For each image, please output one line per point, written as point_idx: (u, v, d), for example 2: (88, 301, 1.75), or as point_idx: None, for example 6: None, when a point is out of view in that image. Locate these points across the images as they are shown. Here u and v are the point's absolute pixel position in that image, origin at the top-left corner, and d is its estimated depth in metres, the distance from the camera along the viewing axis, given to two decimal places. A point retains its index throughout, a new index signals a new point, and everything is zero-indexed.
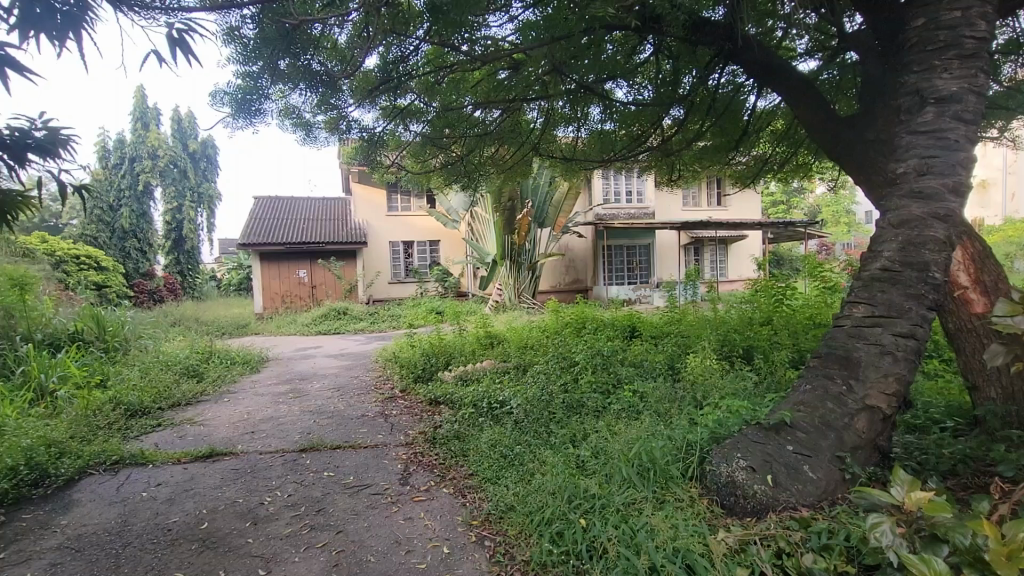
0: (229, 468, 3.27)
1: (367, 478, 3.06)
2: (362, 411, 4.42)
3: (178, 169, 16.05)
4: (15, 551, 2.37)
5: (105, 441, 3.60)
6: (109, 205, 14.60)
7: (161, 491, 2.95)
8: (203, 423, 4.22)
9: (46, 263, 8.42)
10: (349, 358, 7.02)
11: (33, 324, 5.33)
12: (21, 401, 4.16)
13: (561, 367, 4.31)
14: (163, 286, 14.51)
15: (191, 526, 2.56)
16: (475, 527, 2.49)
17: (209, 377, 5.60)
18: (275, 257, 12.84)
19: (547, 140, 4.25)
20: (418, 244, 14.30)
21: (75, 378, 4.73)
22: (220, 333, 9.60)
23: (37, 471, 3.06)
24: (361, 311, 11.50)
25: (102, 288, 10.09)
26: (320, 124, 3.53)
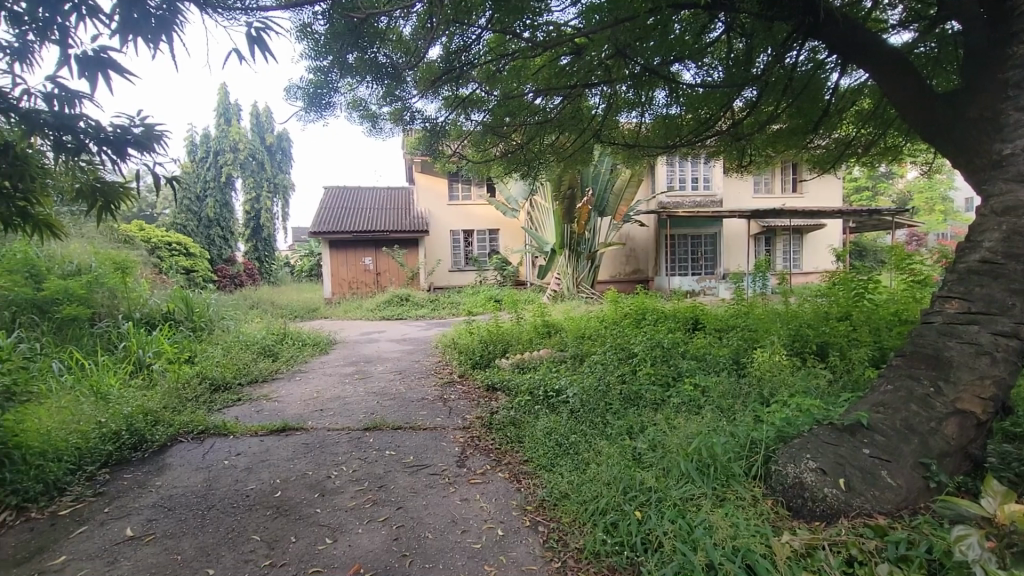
0: (300, 442, 3.49)
1: (426, 458, 3.17)
2: (422, 394, 4.57)
3: (255, 161, 17.09)
4: (118, 506, 2.66)
5: (193, 412, 3.94)
6: (197, 196, 15.82)
7: (240, 460, 3.20)
8: (276, 399, 4.52)
9: (144, 249, 9.24)
10: (411, 343, 7.26)
11: (133, 304, 5.89)
12: (123, 373, 4.63)
13: (619, 358, 4.24)
14: (243, 271, 15.62)
15: (267, 494, 2.76)
16: (530, 513, 2.51)
17: (283, 357, 5.97)
18: (342, 245, 13.44)
19: (609, 127, 4.15)
20: (478, 233, 14.48)
21: (168, 354, 5.20)
22: (293, 317, 10.20)
23: (136, 436, 3.40)
24: (422, 298, 11.83)
25: (191, 272, 10.97)
26: (385, 115, 3.65)
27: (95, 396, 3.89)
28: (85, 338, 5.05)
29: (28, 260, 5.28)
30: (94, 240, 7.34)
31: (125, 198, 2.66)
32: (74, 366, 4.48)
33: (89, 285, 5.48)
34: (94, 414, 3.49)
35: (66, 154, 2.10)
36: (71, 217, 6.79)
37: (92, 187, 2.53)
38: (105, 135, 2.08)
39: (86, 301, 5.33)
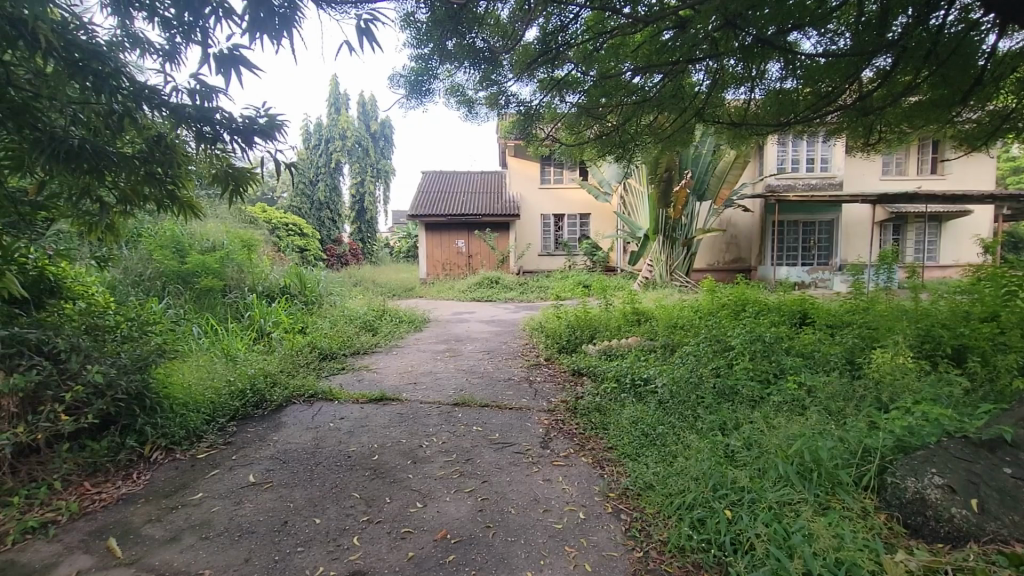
0: (395, 411, 3.73)
1: (511, 437, 3.25)
2: (509, 374, 4.69)
3: (361, 147, 18.20)
4: (243, 455, 3.03)
5: (305, 377, 4.37)
6: (310, 181, 17.25)
7: (343, 424, 3.49)
8: (375, 370, 4.86)
9: (266, 229, 10.27)
10: (499, 324, 7.44)
11: (257, 278, 6.59)
12: (248, 339, 5.21)
13: (713, 350, 4.04)
14: (349, 251, 16.88)
15: (365, 456, 2.99)
16: (612, 500, 2.49)
17: (382, 332, 6.38)
18: (437, 228, 13.99)
19: (713, 105, 3.91)
20: (569, 218, 14.37)
21: (284, 323, 5.78)
22: (392, 295, 10.86)
23: (258, 395, 3.83)
24: (512, 281, 12.02)
25: (304, 251, 12.03)
26: (482, 100, 3.72)
27: (226, 358, 4.43)
28: (219, 307, 5.74)
29: (175, 236, 6.07)
30: (227, 220, 8.31)
31: (251, 181, 2.98)
32: (209, 331, 5.13)
33: (222, 259, 6.19)
34: (226, 373, 3.99)
35: (206, 143, 2.47)
36: (208, 200, 7.71)
37: (225, 172, 2.86)
38: (236, 125, 2.43)
39: (220, 274, 6.04)
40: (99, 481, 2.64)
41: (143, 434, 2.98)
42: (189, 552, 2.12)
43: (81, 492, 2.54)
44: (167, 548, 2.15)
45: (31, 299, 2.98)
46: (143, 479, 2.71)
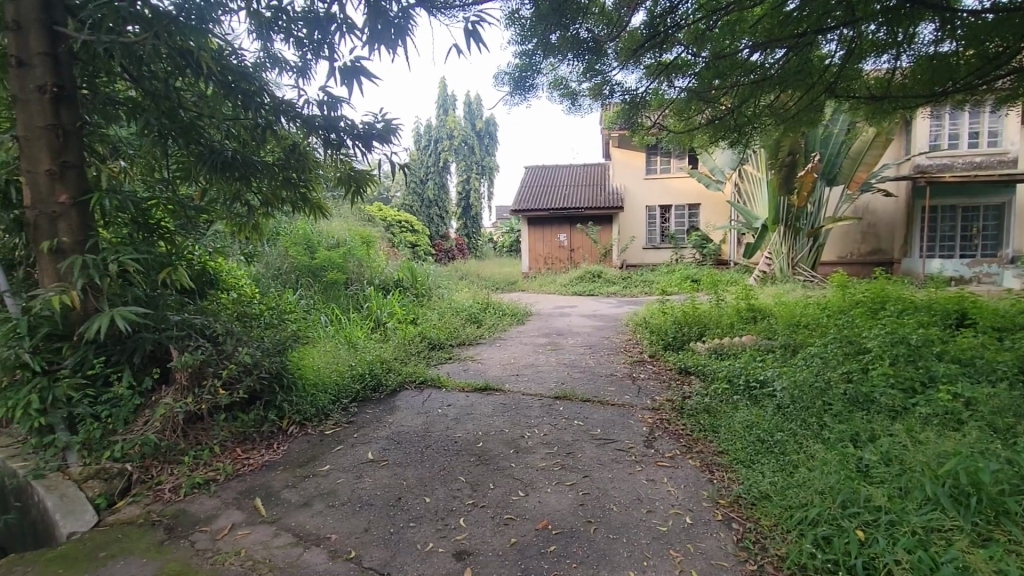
0: (499, 401, 3.83)
1: (613, 433, 3.20)
2: (611, 369, 4.61)
3: (467, 146, 18.83)
4: (363, 433, 3.31)
5: (416, 365, 4.66)
6: (421, 180, 18.27)
7: (450, 411, 3.67)
8: (480, 361, 5.04)
9: (383, 226, 11.08)
10: (601, 319, 7.32)
11: (374, 272, 7.14)
12: (367, 328, 5.67)
13: (844, 352, 3.63)
14: (455, 246, 17.63)
15: (471, 442, 3.12)
16: (722, 507, 2.34)
17: (486, 324, 6.60)
18: (540, 222, 14.11)
19: (848, 78, 3.49)
20: (676, 209, 13.75)
21: (398, 314, 6.20)
22: (495, 288, 11.18)
23: (375, 380, 4.15)
24: (615, 275, 11.77)
25: (415, 246, 12.80)
26: (585, 91, 3.64)
27: (348, 345, 4.86)
28: (342, 298, 6.31)
29: (307, 234, 6.79)
30: (350, 219, 9.10)
31: (370, 182, 3.24)
32: (334, 320, 5.66)
33: (345, 255, 6.78)
34: (348, 358, 4.39)
35: (332, 147, 2.88)
36: (334, 201, 8.50)
37: (348, 175, 3.16)
38: (358, 131, 2.78)
39: (343, 268, 6.64)
40: (248, 448, 3.04)
41: (281, 409, 3.36)
42: (318, 517, 2.36)
43: (234, 457, 2.93)
44: (301, 511, 2.41)
45: (196, 289, 3.44)
46: (282, 449, 3.08)
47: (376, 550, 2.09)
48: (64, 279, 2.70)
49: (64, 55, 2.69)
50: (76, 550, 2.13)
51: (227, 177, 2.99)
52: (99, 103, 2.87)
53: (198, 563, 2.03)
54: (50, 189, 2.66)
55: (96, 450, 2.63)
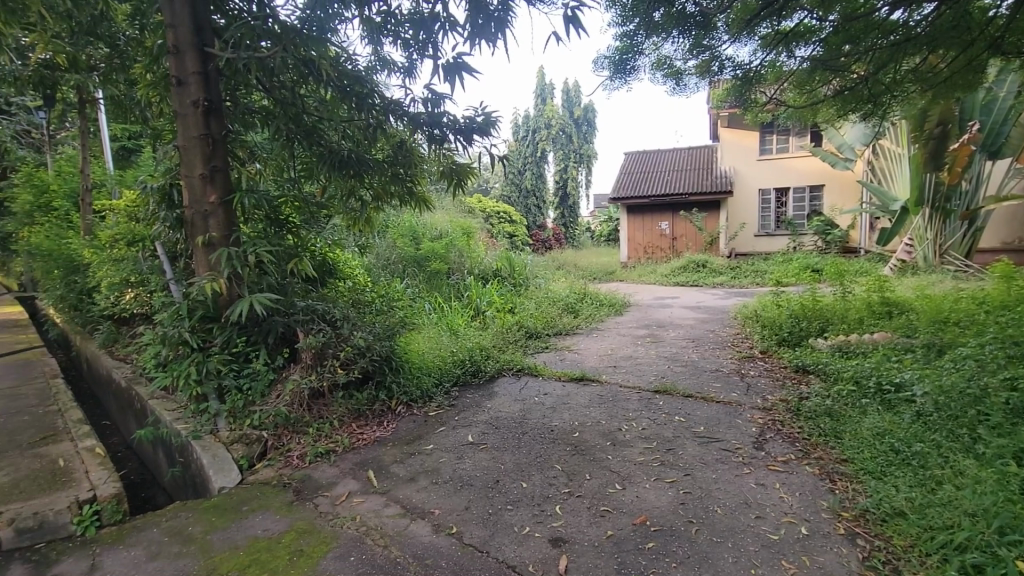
0: (596, 393, 3.79)
1: (719, 432, 3.02)
2: (717, 365, 4.35)
3: (565, 134, 18.70)
4: (464, 417, 3.45)
5: (514, 353, 4.76)
6: (519, 170, 18.51)
7: (547, 399, 3.70)
8: (577, 351, 5.02)
9: (482, 217, 11.41)
10: (706, 311, 6.93)
11: (474, 262, 7.38)
12: (468, 316, 5.89)
13: (1007, 354, 3.10)
14: (553, 236, 17.66)
15: (567, 432, 3.12)
16: (845, 520, 2.11)
17: (583, 314, 6.56)
18: (640, 210, 13.66)
19: (1017, 32, 2.98)
20: (794, 191, 12.58)
21: (496, 303, 6.35)
22: (593, 278, 11.05)
23: (475, 366, 4.30)
24: (722, 265, 11.07)
25: (514, 237, 13.04)
26: (691, 70, 3.44)
27: (450, 332, 5.08)
28: (445, 287, 6.61)
29: (412, 227, 7.18)
30: (451, 211, 9.48)
31: (471, 175, 3.34)
32: (438, 308, 5.94)
33: (447, 246, 7.09)
34: (450, 345, 4.59)
35: (436, 142, 3.06)
36: (437, 194, 8.90)
37: (450, 168, 3.29)
38: (459, 126, 2.95)
39: (445, 258, 6.95)
40: (362, 424, 3.31)
41: (391, 390, 3.59)
42: (423, 492, 2.51)
43: (350, 431, 3.20)
44: (408, 485, 2.58)
45: (319, 278, 3.77)
46: (391, 426, 3.31)
47: (476, 529, 2.18)
48: (215, 269, 3.12)
49: (213, 72, 3.08)
50: (225, 502, 2.46)
51: (344, 175, 3.25)
52: (240, 112, 3.29)
53: (321, 523, 2.25)
54: (203, 190, 3.07)
55: (239, 417, 3.03)
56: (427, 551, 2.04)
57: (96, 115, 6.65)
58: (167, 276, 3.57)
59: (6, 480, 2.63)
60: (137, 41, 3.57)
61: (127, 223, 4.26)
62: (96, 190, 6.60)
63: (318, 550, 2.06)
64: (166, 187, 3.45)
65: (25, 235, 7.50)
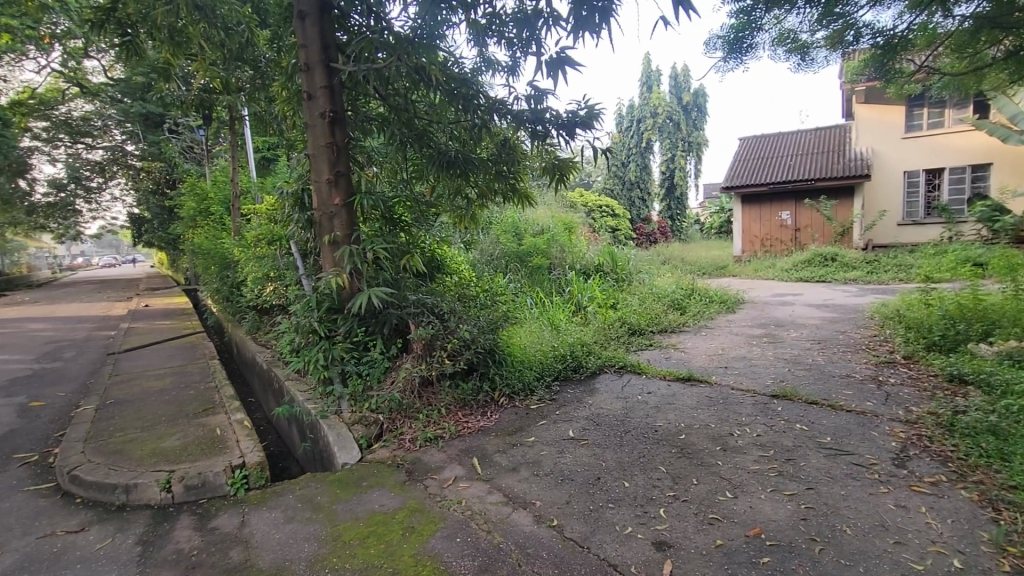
0: (705, 394, 3.59)
1: (850, 445, 2.71)
2: (848, 370, 3.90)
3: (672, 122, 17.90)
4: (566, 412, 3.45)
5: (616, 350, 4.67)
6: (622, 162, 18.12)
7: (651, 398, 3.58)
8: (684, 350, 4.79)
9: (584, 211, 11.31)
10: (834, 310, 6.25)
11: (576, 257, 7.33)
12: (569, 311, 5.88)
13: None
14: (657, 230, 17.05)
15: (672, 433, 3.00)
16: (1011, 556, 1.80)
17: (691, 312, 6.24)
18: (756, 199, 12.68)
19: None
20: (950, 171, 10.93)
21: (598, 299, 6.26)
22: (702, 273, 10.47)
23: (576, 361, 4.29)
24: (856, 258, 9.91)
25: (617, 231, 12.77)
26: (821, 42, 3.18)
27: (552, 327, 5.11)
28: (546, 281, 6.66)
29: (515, 223, 7.32)
30: (553, 206, 9.52)
31: (573, 169, 3.33)
32: (539, 302, 6.00)
33: (549, 241, 7.14)
34: (551, 340, 4.61)
35: (538, 138, 3.10)
36: (539, 189, 8.98)
37: (553, 164, 3.30)
38: (562, 121, 2.97)
39: (547, 254, 7.00)
40: (467, 413, 3.44)
41: (494, 381, 3.70)
42: (525, 483, 2.55)
43: (456, 419, 3.34)
44: (510, 475, 2.64)
45: (428, 272, 3.99)
46: (494, 417, 3.41)
47: (577, 524, 2.17)
48: (338, 265, 3.43)
49: (337, 85, 3.37)
50: (347, 477, 2.70)
51: (451, 175, 3.40)
52: (359, 120, 3.57)
53: (430, 504, 2.39)
54: (329, 194, 3.38)
55: (359, 400, 3.30)
56: (528, 541, 2.07)
57: (243, 129, 7.59)
58: (300, 272, 3.99)
59: (178, 443, 3.12)
60: (274, 61, 4.03)
61: (268, 225, 4.83)
62: (244, 195, 7.55)
63: (427, 529, 2.18)
64: (298, 192, 3.86)
65: (191, 236, 8.79)
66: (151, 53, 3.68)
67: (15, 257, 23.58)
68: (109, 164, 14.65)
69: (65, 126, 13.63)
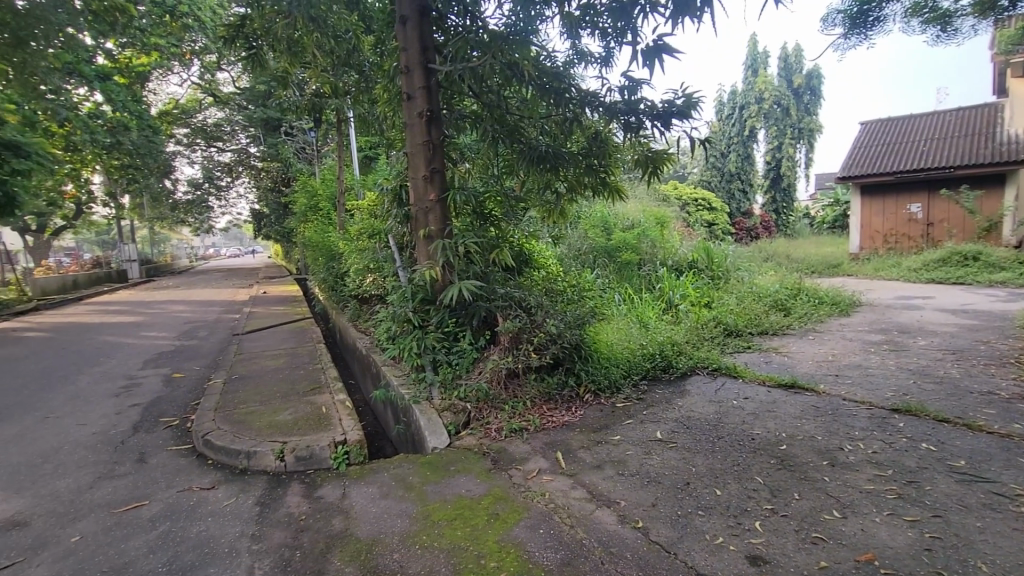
0: (811, 403, 3.31)
1: (990, 471, 2.37)
2: (991, 386, 3.40)
3: (780, 108, 16.63)
4: (653, 412, 3.34)
5: (709, 351, 4.45)
6: (722, 152, 17.18)
7: (748, 404, 3.36)
8: (787, 354, 4.45)
9: (678, 205, 10.85)
10: (975, 317, 5.46)
11: (668, 253, 7.06)
12: (659, 309, 5.69)
13: None
14: (760, 224, 15.96)
15: (771, 443, 2.80)
16: None
17: (796, 314, 5.77)
18: (878, 190, 11.43)
19: None
20: None
21: (691, 297, 5.99)
22: (810, 272, 9.62)
23: (666, 361, 4.14)
24: (1004, 257, 8.59)
25: (713, 225, 12.12)
26: (967, 10, 2.85)
27: (640, 325, 4.97)
28: (636, 278, 6.49)
29: (604, 217, 7.21)
30: (645, 199, 9.24)
31: (667, 162, 3.20)
32: (627, 299, 5.86)
33: (639, 236, 6.95)
34: (640, 337, 4.49)
35: (631, 130, 3.02)
36: (631, 182, 8.78)
37: (646, 156, 3.20)
38: (657, 111, 2.88)
39: (637, 249, 6.83)
40: (552, 407, 3.44)
41: (579, 377, 3.67)
42: (610, 481, 2.52)
43: (541, 412, 3.35)
44: (594, 472, 2.61)
45: (516, 266, 4.04)
46: (579, 413, 3.39)
47: (663, 528, 2.10)
48: (432, 258, 3.58)
49: (434, 85, 3.49)
50: (436, 461, 2.82)
51: (542, 169, 3.41)
52: (454, 117, 3.69)
53: (515, 494, 2.43)
54: (425, 190, 3.52)
55: (448, 388, 3.43)
56: (612, 541, 2.04)
57: (348, 131, 8.14)
58: (397, 264, 4.23)
59: (291, 418, 3.44)
60: (377, 65, 4.27)
61: (368, 220, 5.15)
62: (348, 192, 8.11)
63: (512, 518, 2.22)
64: (397, 189, 4.07)
65: (302, 230, 9.60)
66: (272, 63, 4.05)
67: (163, 248, 27.22)
68: (236, 165, 16.41)
69: (201, 131, 15.76)
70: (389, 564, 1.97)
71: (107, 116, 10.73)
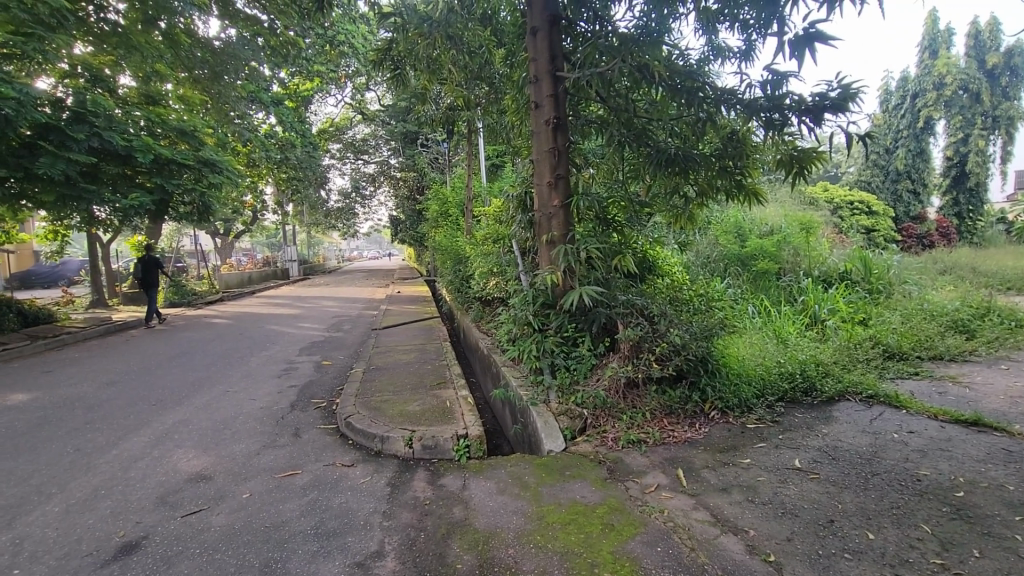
0: (1000, 446, 2.75)
1: None
2: None
3: (968, 93, 14.21)
4: (792, 438, 3.02)
5: (864, 374, 3.92)
6: (887, 147, 15.23)
7: (914, 440, 2.89)
8: (968, 386, 3.75)
9: (828, 209, 9.74)
10: None
11: (814, 262, 6.37)
12: (801, 324, 5.14)
13: None
14: (936, 231, 13.72)
15: (943, 487, 2.38)
16: None
17: (982, 338, 4.83)
18: None
19: None
20: None
21: (842, 312, 5.32)
22: (1005, 289, 8.00)
23: (809, 382, 3.73)
24: None
25: (872, 232, 10.67)
26: None
27: (778, 340, 4.54)
28: (774, 288, 5.93)
29: (738, 223, 6.75)
30: (788, 202, 8.45)
31: (816, 161, 2.89)
32: (763, 312, 5.37)
33: (779, 243, 6.38)
34: (777, 354, 4.10)
35: (774, 128, 2.75)
36: (771, 184, 8.11)
37: (791, 156, 2.92)
38: (807, 106, 2.61)
39: (776, 257, 6.27)
40: (673, 421, 3.26)
41: (705, 392, 3.46)
42: (737, 506, 2.33)
43: (661, 425, 3.20)
44: (719, 495, 2.44)
45: (639, 273, 3.91)
46: (703, 430, 3.18)
47: (800, 566, 1.89)
48: (553, 263, 3.63)
49: (563, 92, 3.54)
50: (553, 464, 2.84)
51: (671, 172, 3.27)
52: (579, 124, 3.71)
53: (631, 506, 2.36)
54: (549, 196, 3.58)
55: (566, 392, 3.44)
56: (739, 570, 1.89)
57: (479, 140, 8.56)
58: (520, 270, 4.36)
59: (419, 408, 3.71)
60: (506, 76, 4.44)
61: (494, 225, 5.38)
62: (476, 200, 8.54)
63: (627, 530, 2.16)
64: (522, 196, 4.19)
65: (433, 234, 10.30)
66: (413, 81, 4.43)
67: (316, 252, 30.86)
68: (379, 176, 18.08)
69: (351, 146, 17.64)
70: (504, 558, 2.02)
71: (279, 136, 12.46)
